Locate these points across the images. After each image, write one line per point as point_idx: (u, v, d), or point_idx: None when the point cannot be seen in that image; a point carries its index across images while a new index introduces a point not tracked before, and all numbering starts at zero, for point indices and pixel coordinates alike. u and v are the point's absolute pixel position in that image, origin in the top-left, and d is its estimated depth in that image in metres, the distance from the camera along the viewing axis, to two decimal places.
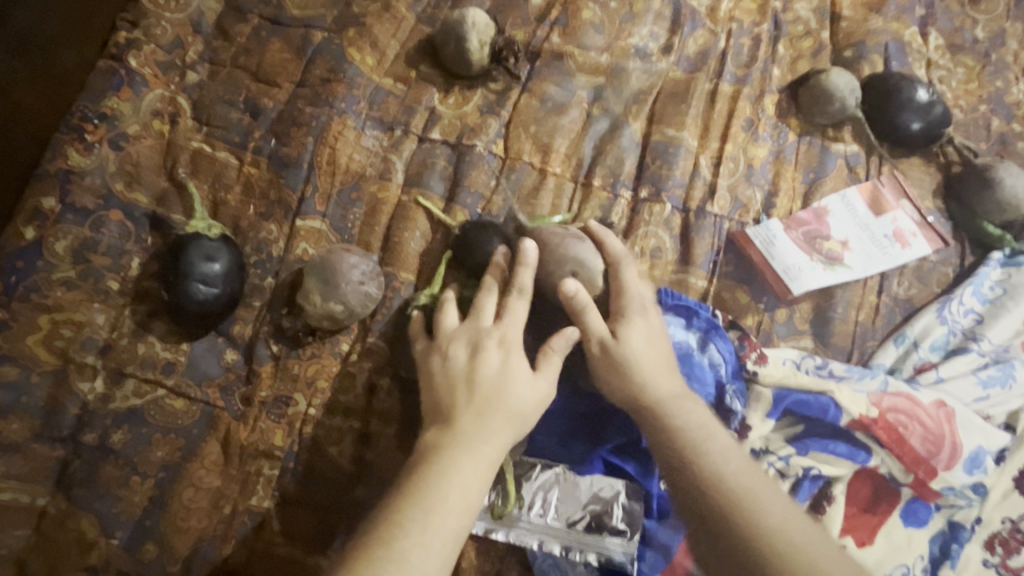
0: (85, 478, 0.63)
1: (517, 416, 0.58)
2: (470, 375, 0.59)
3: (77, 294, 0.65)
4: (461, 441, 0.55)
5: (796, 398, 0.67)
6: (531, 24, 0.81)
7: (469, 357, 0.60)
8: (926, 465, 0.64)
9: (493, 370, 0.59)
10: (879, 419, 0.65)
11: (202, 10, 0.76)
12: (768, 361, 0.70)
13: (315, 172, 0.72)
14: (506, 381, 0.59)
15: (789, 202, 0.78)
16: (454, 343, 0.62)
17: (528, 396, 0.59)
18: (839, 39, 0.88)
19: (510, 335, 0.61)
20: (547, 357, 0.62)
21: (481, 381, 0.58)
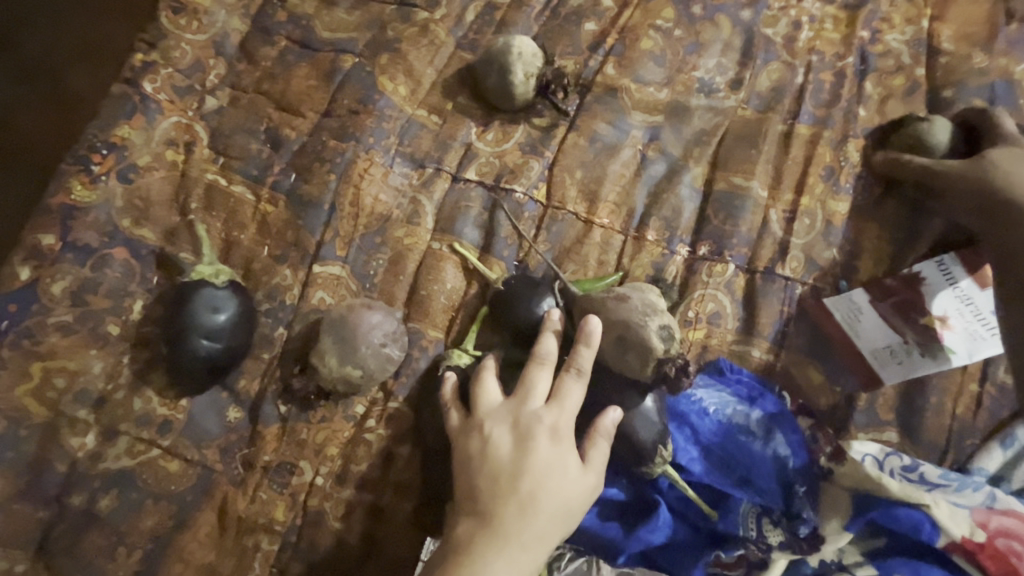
0: (66, 547, 0.57)
1: (561, 517, 0.51)
2: (510, 466, 0.52)
3: (73, 340, 0.60)
4: (498, 545, 0.48)
5: (883, 508, 0.56)
6: (583, 52, 0.73)
7: (512, 443, 0.53)
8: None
9: (538, 464, 0.52)
10: (987, 545, 0.53)
11: (226, 30, 0.70)
12: (847, 458, 0.59)
13: (336, 214, 0.66)
14: (550, 477, 0.51)
15: (876, 267, 0.67)
16: (493, 426, 0.54)
17: (575, 494, 0.52)
18: (937, 76, 0.76)
19: (561, 423, 0.54)
20: (594, 443, 0.54)
21: (522, 475, 0.51)
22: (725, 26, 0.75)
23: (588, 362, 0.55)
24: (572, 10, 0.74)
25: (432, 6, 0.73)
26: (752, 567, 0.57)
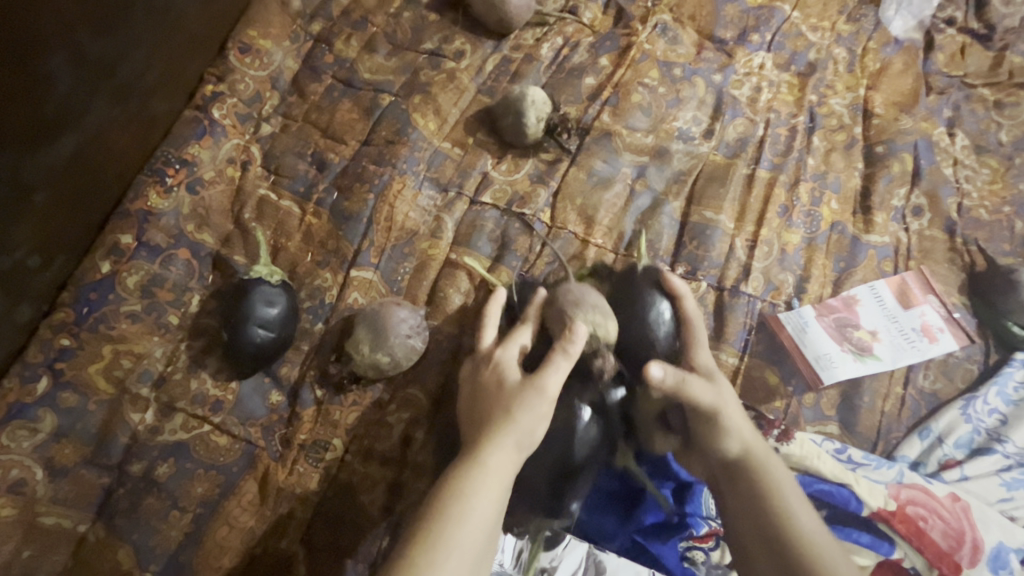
0: (127, 508, 0.64)
1: (526, 427, 0.58)
2: (491, 395, 0.61)
3: (139, 327, 0.68)
4: (474, 454, 0.57)
5: (822, 487, 0.70)
6: (583, 101, 0.87)
7: (492, 379, 0.63)
8: (949, 559, 0.67)
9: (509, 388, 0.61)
10: (897, 511, 0.69)
11: (281, 68, 0.82)
12: (792, 440, 0.72)
13: (372, 227, 0.77)
14: (516, 395, 0.60)
15: (821, 288, 0.81)
16: (481, 372, 0.64)
17: (538, 407, 0.59)
18: (871, 134, 0.93)
19: (546, 387, 0.60)
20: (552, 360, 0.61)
21: (500, 399, 0.60)
22: (700, 86, 0.90)
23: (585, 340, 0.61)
24: (573, 66, 0.89)
25: (457, 57, 0.87)
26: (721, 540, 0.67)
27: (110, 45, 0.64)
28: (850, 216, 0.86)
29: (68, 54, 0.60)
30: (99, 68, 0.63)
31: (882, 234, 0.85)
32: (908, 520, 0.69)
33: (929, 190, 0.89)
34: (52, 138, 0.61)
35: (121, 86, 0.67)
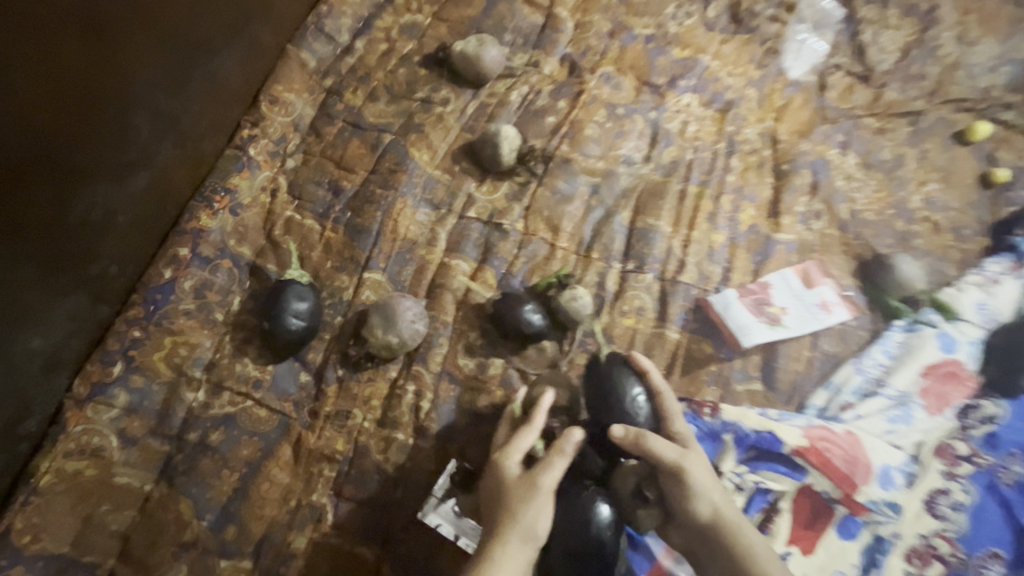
0: (186, 469, 0.78)
1: (527, 531, 0.71)
2: (497, 499, 0.75)
3: (193, 322, 0.84)
4: (485, 556, 0.70)
5: (755, 435, 0.89)
6: (547, 135, 1.08)
7: (498, 483, 0.76)
8: (849, 480, 0.86)
9: (510, 494, 0.74)
10: (811, 446, 0.88)
11: (302, 115, 1.01)
12: (723, 412, 0.90)
13: (380, 238, 0.94)
14: (516, 502, 0.73)
15: (742, 276, 1.01)
16: (490, 473, 0.78)
17: (535, 512, 0.72)
18: (778, 156, 1.16)
19: (543, 483, 0.74)
20: (547, 465, 0.76)
21: (503, 505, 0.74)
22: (639, 121, 1.13)
23: (575, 442, 0.77)
24: (538, 108, 1.10)
25: (443, 103, 1.07)
26: None
27: (175, 103, 0.83)
28: (763, 220, 1.07)
29: (149, 110, 0.78)
30: (167, 120, 0.82)
31: (789, 233, 1.06)
32: (822, 457, 0.87)
33: (825, 198, 1.12)
34: (132, 172, 0.79)
35: (183, 134, 0.86)
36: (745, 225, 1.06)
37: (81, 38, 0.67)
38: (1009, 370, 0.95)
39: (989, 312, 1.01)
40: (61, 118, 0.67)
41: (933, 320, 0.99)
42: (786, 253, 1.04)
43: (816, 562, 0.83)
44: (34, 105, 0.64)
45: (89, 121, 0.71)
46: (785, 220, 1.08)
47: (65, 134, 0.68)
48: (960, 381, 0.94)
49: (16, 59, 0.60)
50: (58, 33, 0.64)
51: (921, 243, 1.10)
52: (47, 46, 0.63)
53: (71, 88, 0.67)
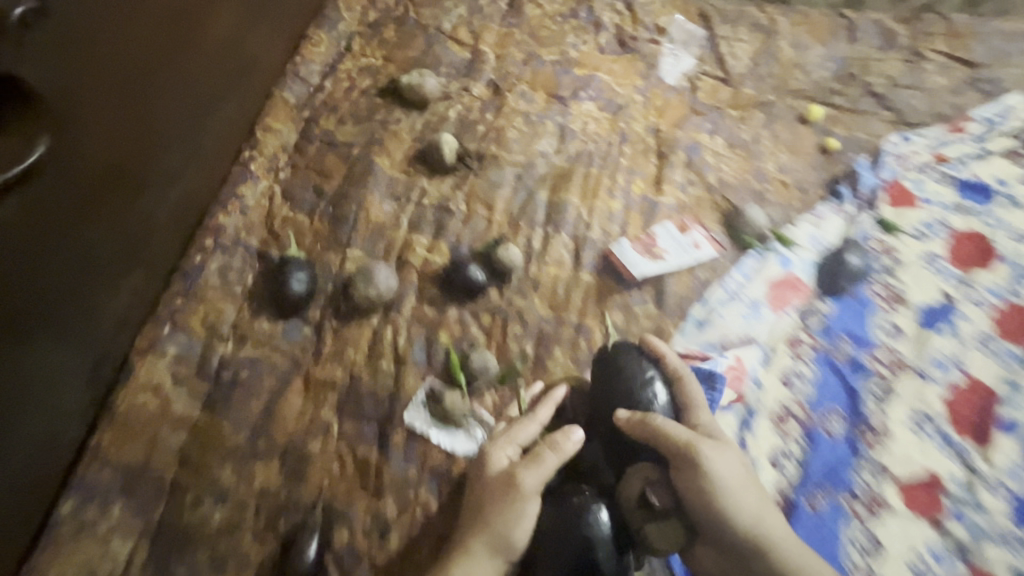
0: (224, 399, 1.04)
1: (511, 534, 0.91)
2: (501, 496, 0.93)
3: (219, 293, 1.11)
4: (466, 556, 0.90)
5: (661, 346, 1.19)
6: (479, 140, 1.40)
7: (502, 477, 0.96)
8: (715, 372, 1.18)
9: (507, 496, 0.93)
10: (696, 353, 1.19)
11: (288, 139, 1.31)
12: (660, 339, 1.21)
13: (357, 224, 1.24)
14: (508, 503, 0.92)
15: (635, 230, 1.33)
16: (495, 464, 0.99)
17: (524, 517, 0.92)
18: (661, 141, 1.50)
19: (527, 484, 0.94)
20: (536, 464, 0.96)
21: (502, 505, 0.93)
22: (550, 125, 1.46)
23: (569, 443, 0.99)
24: (470, 121, 1.43)
25: (397, 123, 1.39)
26: None
27: (200, 134, 1.12)
28: (650, 189, 1.41)
29: (184, 140, 1.07)
30: (195, 147, 1.11)
31: (670, 197, 1.40)
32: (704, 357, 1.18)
33: (698, 170, 1.46)
34: (172, 184, 1.07)
35: (205, 157, 1.15)
36: (636, 194, 1.39)
37: (145, 92, 0.96)
38: (832, 278, 1.29)
39: (818, 240, 1.36)
40: (132, 147, 0.95)
41: (777, 248, 1.33)
42: (668, 211, 1.37)
43: None
44: (115, 138, 0.92)
45: (149, 149, 0.99)
46: (666, 188, 1.41)
47: (131, 158, 0.96)
48: (796, 289, 1.28)
49: (105, 111, 0.89)
50: (131, 90, 0.93)
51: (774, 195, 1.44)
52: (127, 100, 0.92)
53: (137, 129, 0.96)
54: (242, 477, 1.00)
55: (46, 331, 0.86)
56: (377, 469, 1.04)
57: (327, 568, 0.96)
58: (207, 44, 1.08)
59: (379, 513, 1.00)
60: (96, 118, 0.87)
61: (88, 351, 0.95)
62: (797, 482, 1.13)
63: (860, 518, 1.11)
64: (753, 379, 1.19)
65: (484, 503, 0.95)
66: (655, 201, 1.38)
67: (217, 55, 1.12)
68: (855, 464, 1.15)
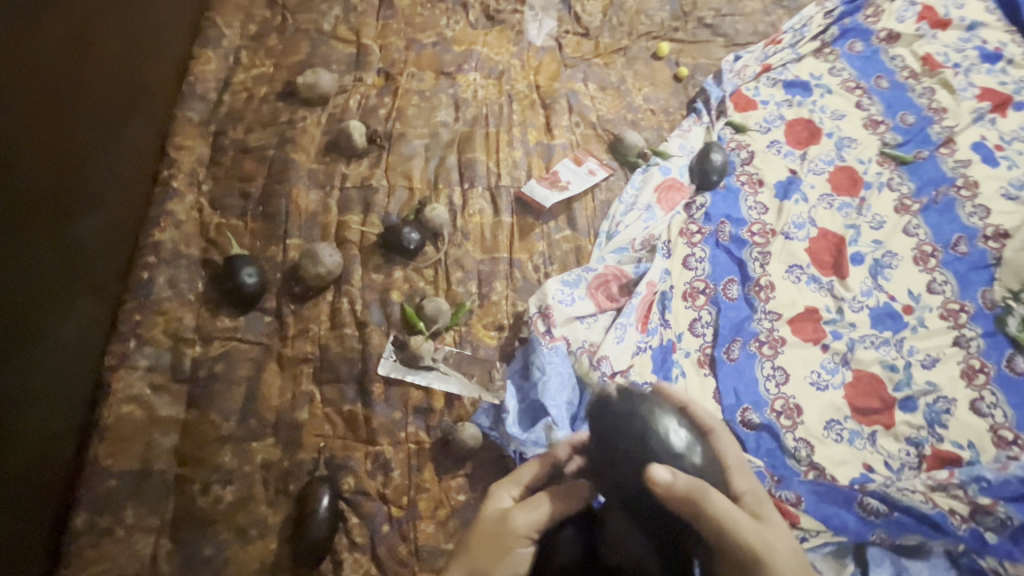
0: (206, 393, 1.12)
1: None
2: (493, 542, 0.93)
3: (175, 303, 1.19)
4: None
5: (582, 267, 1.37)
6: (383, 122, 1.53)
7: (500, 520, 0.95)
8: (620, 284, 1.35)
9: (497, 543, 0.93)
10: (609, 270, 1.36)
11: (201, 156, 1.38)
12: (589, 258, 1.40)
13: (289, 216, 1.33)
14: (498, 554, 0.92)
15: (538, 171, 1.52)
16: (496, 507, 0.98)
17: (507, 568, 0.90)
18: (543, 93, 1.70)
19: (516, 531, 0.92)
20: (532, 506, 0.94)
21: (493, 551, 0.92)
22: (444, 97, 1.62)
23: (571, 492, 0.94)
24: (371, 107, 1.55)
25: (303, 121, 1.48)
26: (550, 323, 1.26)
27: (115, 159, 1.19)
28: (544, 135, 1.61)
29: (102, 165, 1.15)
30: (113, 171, 1.19)
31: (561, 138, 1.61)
32: (619, 271, 1.36)
33: (580, 112, 1.68)
34: (100, 208, 1.14)
35: (125, 180, 1.22)
36: (532, 141, 1.58)
37: (60, 123, 1.03)
38: (704, 175, 1.55)
39: (686, 148, 1.62)
40: (59, 175, 1.03)
41: (657, 161, 1.57)
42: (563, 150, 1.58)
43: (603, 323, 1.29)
44: (44, 168, 0.99)
45: (74, 176, 1.07)
46: (557, 131, 1.62)
47: (61, 186, 1.03)
48: (679, 191, 1.54)
49: (30, 143, 0.96)
50: (47, 123, 1.00)
51: (646, 122, 1.69)
52: (46, 131, 1.00)
53: (60, 158, 1.03)
54: (242, 457, 1.07)
55: (20, 348, 0.93)
56: (366, 419, 1.15)
57: (343, 511, 1.06)
58: (99, 70, 1.14)
59: (377, 455, 1.12)
60: (24, 150, 0.95)
61: (61, 373, 1.02)
62: (714, 341, 1.35)
63: (766, 356, 1.35)
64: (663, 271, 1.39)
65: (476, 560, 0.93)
66: (549, 145, 1.58)
67: (115, 82, 1.20)
68: (753, 316, 1.40)
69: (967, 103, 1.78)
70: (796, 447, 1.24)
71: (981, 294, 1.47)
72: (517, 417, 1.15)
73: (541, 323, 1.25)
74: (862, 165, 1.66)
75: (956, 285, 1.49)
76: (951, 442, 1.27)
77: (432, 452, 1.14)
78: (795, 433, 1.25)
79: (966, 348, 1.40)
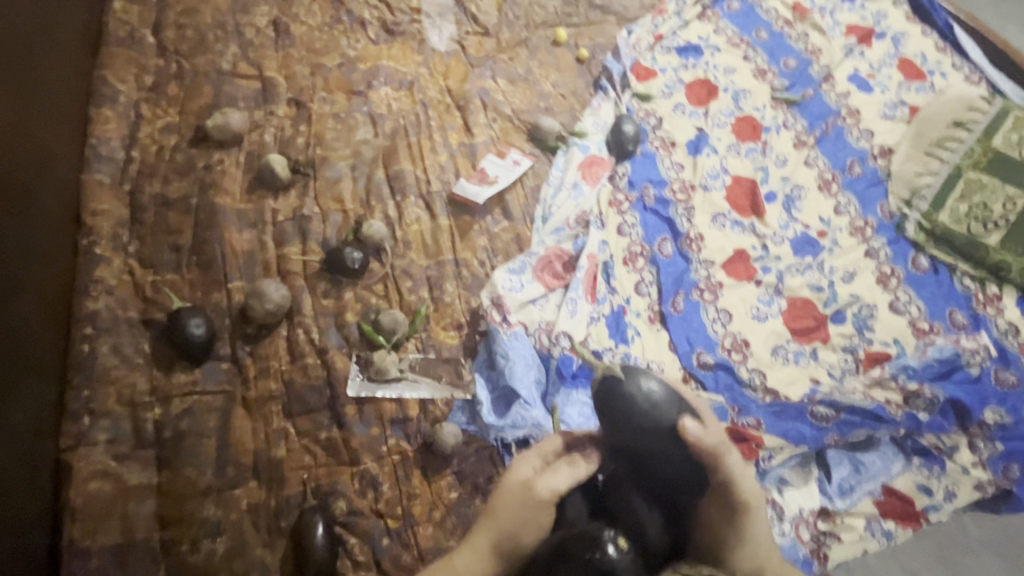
0: (176, 452, 1.09)
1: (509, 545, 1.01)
2: (517, 508, 1.04)
3: (123, 370, 1.15)
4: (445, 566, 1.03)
5: (528, 252, 1.43)
6: (303, 150, 1.53)
7: (524, 489, 1.05)
8: (563, 260, 1.42)
9: (519, 509, 1.04)
10: (553, 248, 1.44)
11: (121, 217, 1.34)
12: (532, 243, 1.46)
13: (226, 260, 1.32)
14: (519, 519, 1.03)
15: (466, 171, 1.57)
16: (519, 477, 1.08)
17: (529, 530, 1.01)
18: (456, 96, 1.74)
19: (538, 494, 1.04)
20: (549, 473, 1.06)
21: (516, 516, 1.03)
22: (360, 116, 1.63)
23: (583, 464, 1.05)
24: (288, 138, 1.55)
25: (221, 163, 1.46)
26: (506, 309, 1.31)
27: (28, 235, 1.14)
28: (464, 136, 1.65)
29: (16, 243, 1.10)
30: (28, 247, 1.13)
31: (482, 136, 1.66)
32: (559, 251, 1.44)
33: (495, 108, 1.73)
34: (21, 287, 1.09)
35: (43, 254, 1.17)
36: (456, 144, 1.63)
37: None
38: (620, 147, 1.65)
39: (600, 123, 1.70)
40: None
41: (575, 141, 1.65)
42: (485, 146, 1.63)
43: (555, 300, 1.36)
44: None
45: None
46: (477, 130, 1.67)
47: None
48: (601, 164, 1.61)
49: None
50: None
51: (559, 106, 1.77)
52: None
53: None
54: (227, 506, 1.06)
55: None
56: (346, 442, 1.16)
57: (341, 534, 1.07)
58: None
59: (364, 473, 1.13)
60: None
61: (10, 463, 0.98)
62: (660, 298, 1.43)
63: (709, 301, 1.45)
64: (602, 242, 1.47)
65: (505, 528, 1.03)
66: (472, 144, 1.63)
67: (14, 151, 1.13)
68: (690, 267, 1.50)
69: (836, 41, 1.96)
70: (750, 377, 1.33)
71: (880, 208, 1.65)
72: (491, 406, 1.22)
73: (496, 313, 1.31)
74: (759, 111, 1.80)
75: (858, 203, 1.65)
76: (879, 342, 1.42)
77: (417, 458, 1.16)
78: (747, 365, 1.35)
79: (876, 258, 1.56)
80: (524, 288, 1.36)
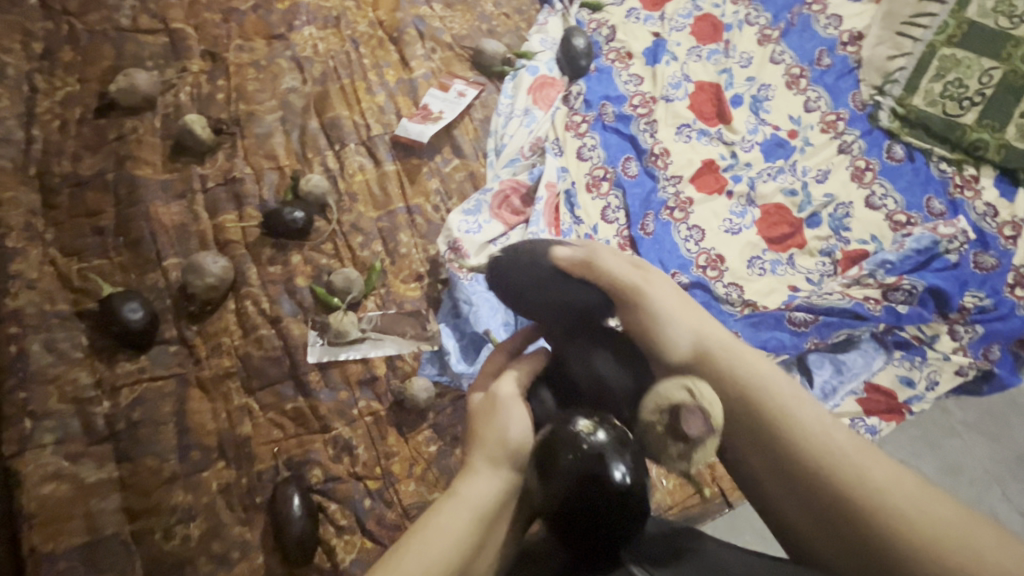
0: (133, 444, 1.04)
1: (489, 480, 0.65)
2: (485, 424, 0.68)
3: (61, 366, 1.08)
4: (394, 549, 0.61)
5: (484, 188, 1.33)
6: (225, 107, 1.39)
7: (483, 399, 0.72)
8: (519, 193, 1.33)
9: (491, 423, 0.68)
10: (509, 181, 1.34)
11: (32, 203, 1.22)
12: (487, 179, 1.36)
13: (156, 236, 1.21)
14: (496, 436, 0.67)
15: (407, 110, 1.44)
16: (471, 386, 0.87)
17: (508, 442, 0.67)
18: (388, 28, 1.58)
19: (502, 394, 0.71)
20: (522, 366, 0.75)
21: (491, 434, 0.67)
22: (283, 62, 1.47)
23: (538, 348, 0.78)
24: (207, 95, 1.40)
25: (135, 132, 1.33)
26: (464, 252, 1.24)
27: None
28: (402, 72, 1.51)
29: None
30: None
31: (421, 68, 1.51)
32: (515, 183, 1.34)
33: (432, 36, 1.57)
34: None
35: None
36: (393, 81, 1.49)
37: None
38: (571, 64, 1.52)
39: (548, 41, 1.57)
40: None
41: (523, 64, 1.52)
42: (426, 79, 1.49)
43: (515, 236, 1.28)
44: None
45: None
46: (415, 62, 1.52)
47: None
48: (553, 85, 1.50)
49: None
50: None
51: (502, 27, 1.62)
52: None
53: None
54: (196, 489, 1.02)
55: None
56: (313, 409, 1.11)
57: (319, 501, 1.04)
58: None
59: (336, 438, 1.09)
60: None
61: None
62: (628, 222, 1.36)
63: (679, 220, 1.37)
64: (560, 169, 1.37)
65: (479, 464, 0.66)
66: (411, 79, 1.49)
67: None
68: (656, 185, 1.41)
69: None
70: (727, 292, 1.28)
71: (852, 98, 1.55)
72: (460, 354, 1.18)
73: (453, 258, 1.23)
74: (718, 8, 1.66)
75: (828, 97, 1.55)
76: (856, 241, 1.37)
77: (389, 416, 1.12)
78: (722, 281, 1.30)
79: (850, 152, 1.48)
80: (482, 228, 1.28)
